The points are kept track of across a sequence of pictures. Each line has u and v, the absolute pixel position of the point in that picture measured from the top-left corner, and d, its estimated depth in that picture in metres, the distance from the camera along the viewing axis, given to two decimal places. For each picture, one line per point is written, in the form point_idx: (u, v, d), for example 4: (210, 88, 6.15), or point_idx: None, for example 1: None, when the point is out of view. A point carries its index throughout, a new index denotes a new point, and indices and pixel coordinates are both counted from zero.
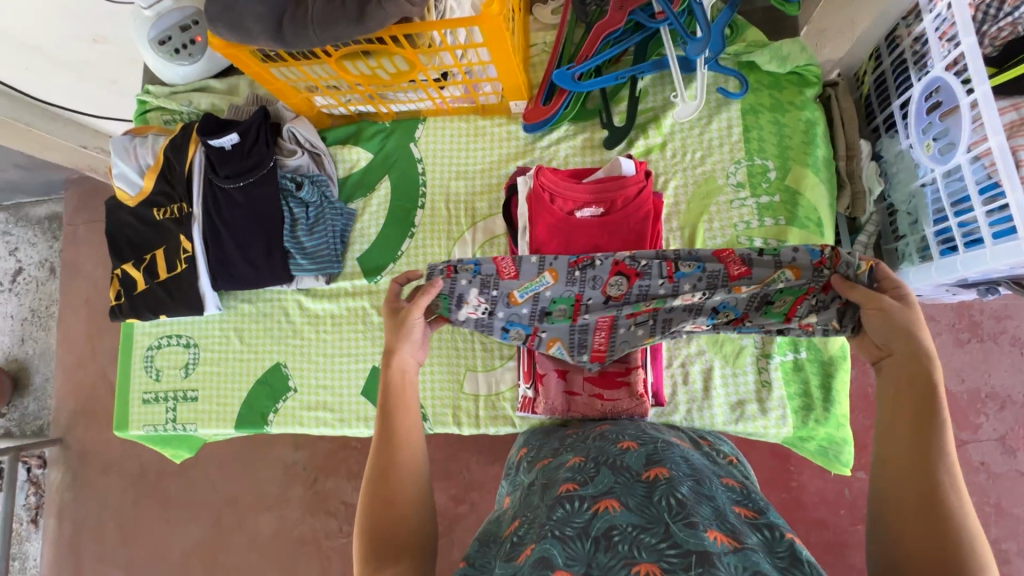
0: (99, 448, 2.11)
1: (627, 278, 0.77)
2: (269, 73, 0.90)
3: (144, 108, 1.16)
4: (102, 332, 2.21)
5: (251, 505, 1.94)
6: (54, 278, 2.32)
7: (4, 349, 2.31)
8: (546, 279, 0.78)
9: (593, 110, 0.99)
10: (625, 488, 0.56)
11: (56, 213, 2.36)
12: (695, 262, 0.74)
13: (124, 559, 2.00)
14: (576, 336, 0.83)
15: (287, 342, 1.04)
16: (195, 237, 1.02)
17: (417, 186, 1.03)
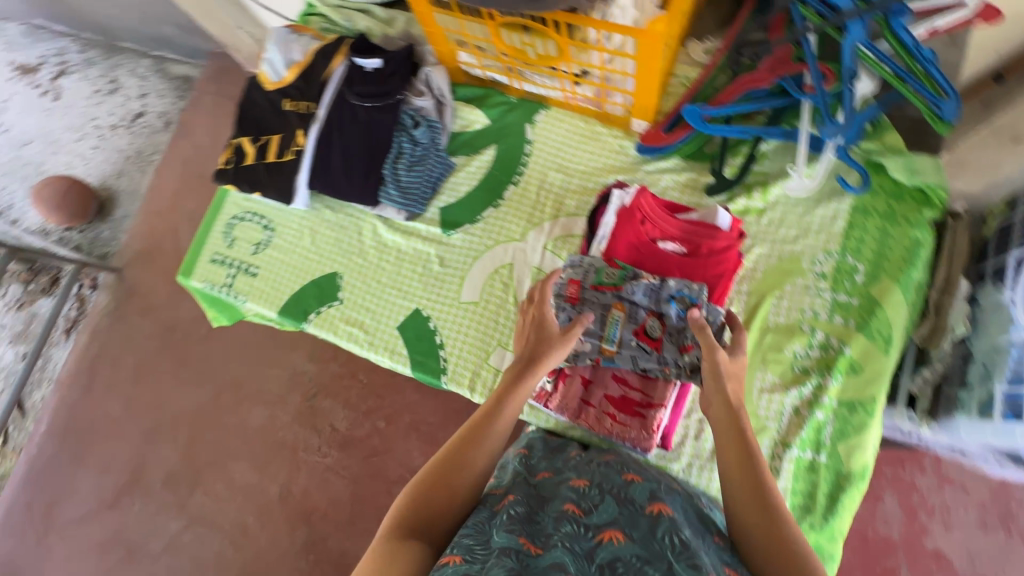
0: (147, 290, 2.29)
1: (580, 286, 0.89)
2: (432, 17, 0.96)
3: (310, 11, 1.26)
4: (188, 193, 2.40)
5: (252, 395, 2.06)
6: (167, 131, 2.53)
7: (102, 175, 2.53)
8: (620, 311, 0.86)
9: (709, 155, 1.00)
10: (626, 523, 0.64)
11: (191, 77, 2.57)
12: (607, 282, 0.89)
13: (129, 395, 2.15)
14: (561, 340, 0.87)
15: (351, 258, 1.10)
16: (311, 135, 1.11)
17: (518, 165, 1.07)
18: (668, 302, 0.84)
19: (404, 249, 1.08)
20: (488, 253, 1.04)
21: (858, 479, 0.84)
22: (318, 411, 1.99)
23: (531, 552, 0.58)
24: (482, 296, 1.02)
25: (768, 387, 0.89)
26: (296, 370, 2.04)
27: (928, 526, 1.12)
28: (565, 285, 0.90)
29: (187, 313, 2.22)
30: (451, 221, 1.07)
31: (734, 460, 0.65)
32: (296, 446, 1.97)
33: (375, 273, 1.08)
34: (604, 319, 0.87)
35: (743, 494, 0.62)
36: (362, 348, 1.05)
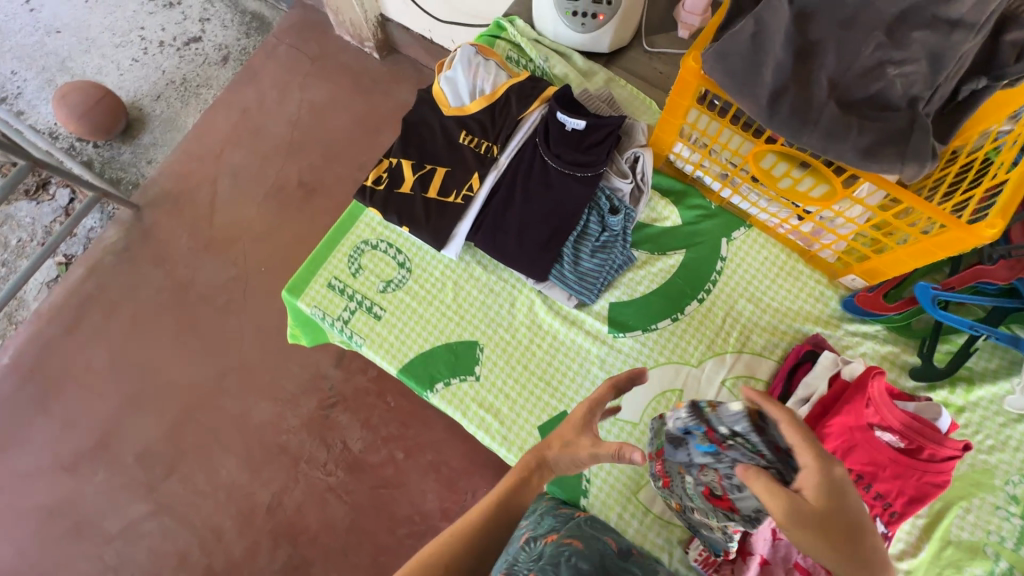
0: (165, 240, 1.80)
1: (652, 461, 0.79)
2: (685, 111, 0.85)
3: (498, 34, 1.13)
4: (238, 143, 1.92)
5: (260, 387, 1.61)
6: (224, 67, 2.06)
7: (135, 89, 2.04)
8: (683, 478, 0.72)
9: (918, 331, 0.93)
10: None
11: (262, 16, 2.14)
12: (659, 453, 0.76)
13: (118, 351, 1.68)
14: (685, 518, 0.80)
15: (497, 331, 0.97)
16: (487, 182, 0.97)
17: (705, 281, 0.98)
18: (691, 443, 0.68)
19: (561, 339, 0.96)
20: (656, 370, 0.94)
21: None
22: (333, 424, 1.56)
23: None
24: (643, 416, 0.92)
25: None
26: (318, 373, 1.61)
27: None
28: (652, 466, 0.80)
29: (208, 275, 1.75)
30: (621, 321, 0.96)
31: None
32: (300, 456, 1.54)
33: (522, 356, 0.96)
34: (684, 497, 0.75)
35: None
36: (493, 439, 0.93)
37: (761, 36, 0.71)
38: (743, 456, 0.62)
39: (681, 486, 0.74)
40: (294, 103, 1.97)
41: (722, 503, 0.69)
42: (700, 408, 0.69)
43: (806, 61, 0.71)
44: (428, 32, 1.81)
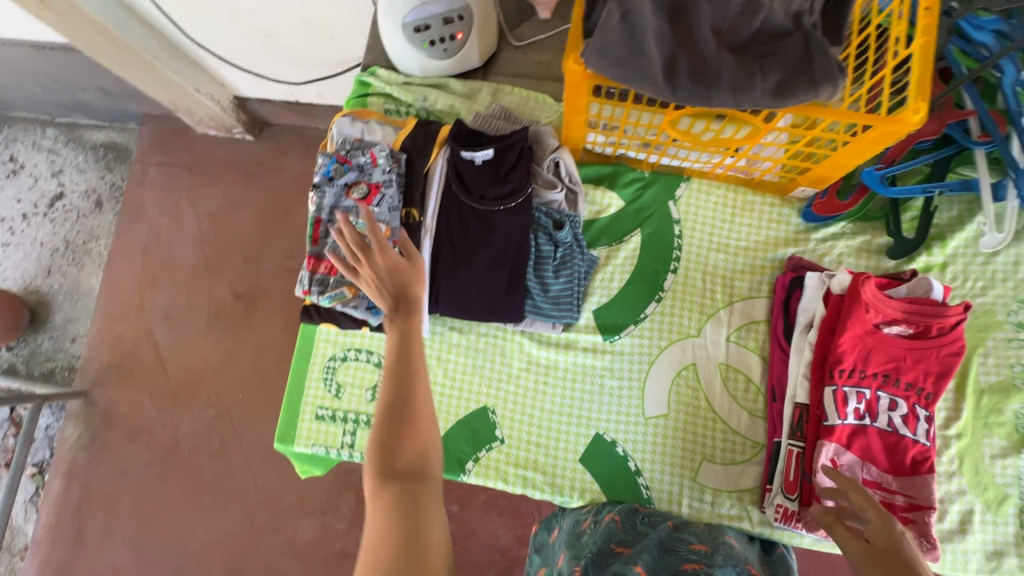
0: (129, 411, 1.67)
1: (369, 191, 0.92)
2: (586, 107, 0.81)
3: (366, 92, 1.05)
4: (157, 282, 1.78)
5: (295, 506, 1.55)
6: (102, 212, 1.88)
7: (22, 276, 1.84)
8: (352, 219, 0.92)
9: (877, 213, 0.94)
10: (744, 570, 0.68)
11: (116, 144, 1.94)
12: (356, 233, 0.92)
13: (137, 540, 1.57)
14: (385, 202, 0.92)
15: (500, 387, 0.94)
16: (424, 251, 0.92)
17: (670, 249, 0.96)
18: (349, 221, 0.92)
19: (563, 367, 0.94)
20: (664, 354, 0.93)
21: None
22: None
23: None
24: (671, 406, 0.91)
25: (998, 452, 0.86)
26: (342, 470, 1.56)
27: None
28: (364, 190, 0.92)
29: (190, 424, 1.65)
30: (611, 324, 0.94)
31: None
32: None
33: (534, 401, 0.93)
34: None
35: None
36: (543, 492, 0.90)
37: (628, 14, 0.66)
38: (362, 162, 0.93)
39: (359, 215, 0.92)
40: (192, 221, 1.83)
41: (370, 192, 0.92)
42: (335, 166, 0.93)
43: (683, 18, 0.68)
44: (292, 97, 1.69)
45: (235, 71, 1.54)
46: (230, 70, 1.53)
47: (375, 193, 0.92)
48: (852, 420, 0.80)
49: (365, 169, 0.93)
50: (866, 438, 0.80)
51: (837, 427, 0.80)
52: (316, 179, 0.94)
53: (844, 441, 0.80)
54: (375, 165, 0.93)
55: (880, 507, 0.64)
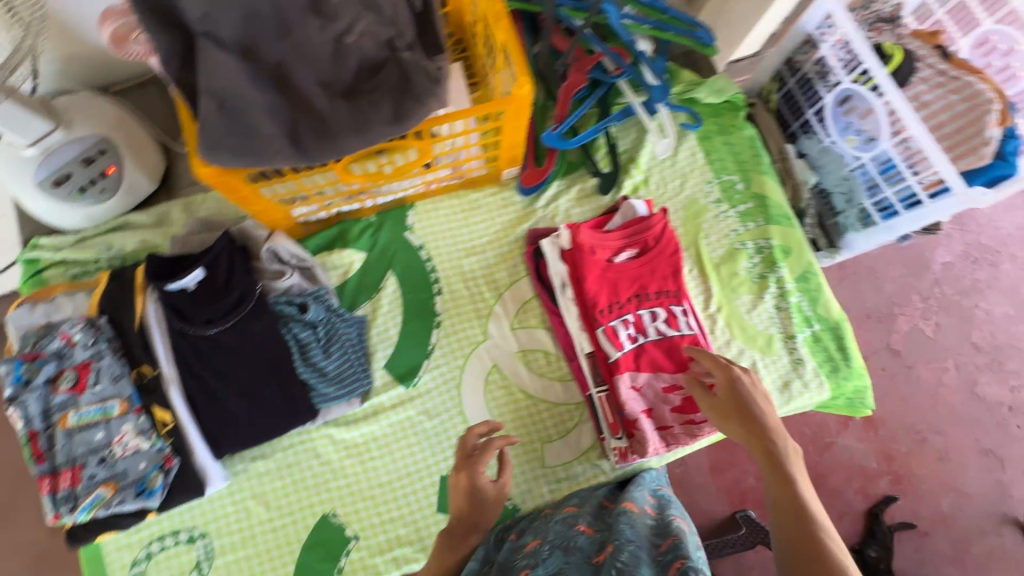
0: None
1: (79, 374, 0.80)
2: (258, 193, 0.78)
3: (37, 267, 0.91)
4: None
5: None
6: None
7: None
8: (73, 411, 0.79)
9: (577, 162, 1.04)
10: (573, 541, 0.71)
11: None
12: (88, 422, 0.79)
13: None
14: (105, 374, 0.81)
15: (331, 486, 0.89)
16: (176, 402, 0.82)
17: (427, 274, 0.97)
18: (67, 415, 0.79)
19: (382, 433, 0.91)
20: (467, 371, 0.94)
21: (843, 321, 1.01)
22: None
23: None
24: (495, 412, 0.93)
25: (751, 306, 1.01)
26: None
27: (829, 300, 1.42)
28: (73, 373, 0.80)
29: None
30: (407, 370, 0.93)
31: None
32: None
33: (370, 480, 0.89)
34: (73, 433, 0.79)
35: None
36: (419, 562, 0.87)
37: (225, 104, 0.65)
38: (56, 348, 0.80)
39: (79, 403, 0.79)
40: None
41: (81, 373, 0.80)
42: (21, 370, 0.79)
43: (288, 83, 0.69)
44: None
45: None
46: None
47: (87, 371, 0.80)
48: (629, 346, 0.88)
49: (64, 354, 0.81)
50: (649, 355, 0.88)
51: (621, 359, 0.87)
52: (7, 393, 0.79)
53: (633, 367, 0.88)
54: (72, 344, 0.81)
55: (722, 362, 0.78)
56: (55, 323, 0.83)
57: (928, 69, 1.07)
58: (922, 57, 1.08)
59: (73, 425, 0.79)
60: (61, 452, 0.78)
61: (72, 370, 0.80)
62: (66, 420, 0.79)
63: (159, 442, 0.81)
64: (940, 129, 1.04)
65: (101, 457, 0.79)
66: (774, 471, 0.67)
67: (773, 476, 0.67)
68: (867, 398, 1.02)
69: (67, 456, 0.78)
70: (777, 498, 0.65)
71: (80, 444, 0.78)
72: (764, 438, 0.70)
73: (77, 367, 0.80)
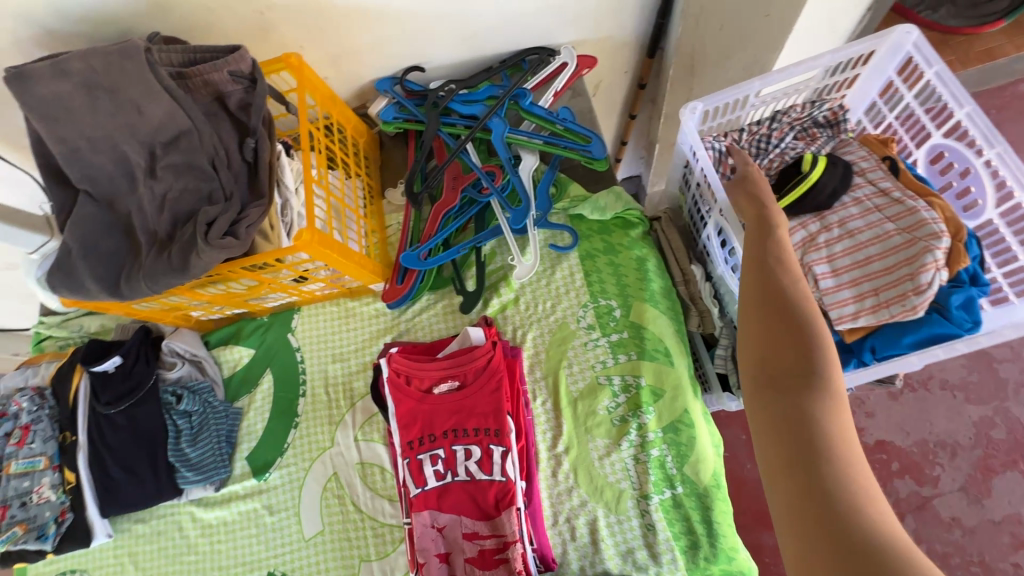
0: None
1: (24, 432, 1.04)
2: (132, 307, 0.95)
3: (39, 338, 1.20)
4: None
5: None
6: None
7: None
8: (10, 462, 1.03)
9: (448, 277, 1.05)
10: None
11: None
12: (20, 472, 1.02)
13: None
14: (42, 433, 1.04)
15: (182, 561, 1.01)
16: (80, 466, 1.02)
17: (297, 375, 1.07)
18: (9, 464, 1.03)
19: (231, 519, 1.01)
20: (310, 475, 1.00)
21: (716, 489, 0.85)
22: None
23: None
24: (325, 521, 0.97)
25: (604, 452, 0.90)
26: None
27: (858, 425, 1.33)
28: (20, 432, 1.05)
29: None
30: (261, 464, 1.03)
31: (759, 329, 0.58)
32: None
33: (213, 562, 0.99)
34: (9, 479, 1.02)
35: (749, 351, 0.58)
36: None
37: (72, 250, 0.83)
38: (14, 410, 1.06)
39: (17, 455, 1.03)
40: None
41: (23, 432, 1.04)
42: None
43: (130, 232, 0.85)
44: None
45: None
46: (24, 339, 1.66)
47: (27, 432, 1.04)
48: (432, 484, 0.86)
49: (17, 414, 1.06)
50: (452, 496, 0.85)
51: (420, 496, 0.86)
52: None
53: (435, 505, 0.86)
54: (21, 408, 1.06)
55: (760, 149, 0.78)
56: (24, 386, 1.10)
57: (868, 189, 0.86)
58: (863, 171, 0.87)
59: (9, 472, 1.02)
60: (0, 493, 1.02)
61: (20, 430, 1.04)
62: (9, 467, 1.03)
63: (63, 496, 1.02)
64: (866, 265, 0.82)
65: (21, 502, 1.00)
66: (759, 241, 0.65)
67: (755, 237, 0.66)
68: None
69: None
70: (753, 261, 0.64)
71: (11, 489, 1.01)
72: (760, 209, 0.68)
73: (24, 423, 1.04)
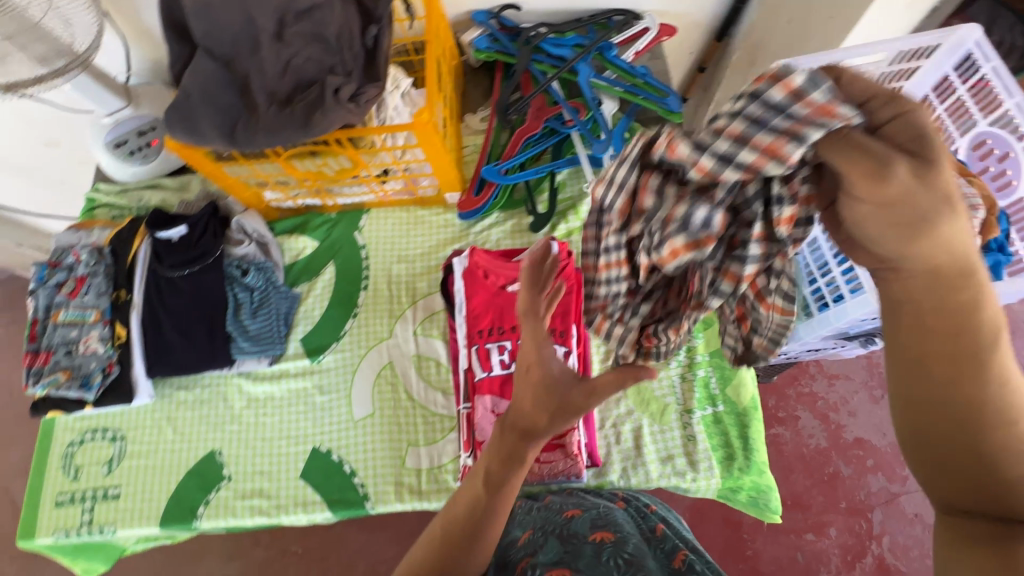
0: None
1: (77, 283, 1.04)
2: (221, 170, 0.98)
3: (92, 205, 1.20)
4: (10, 439, 1.69)
5: None
6: None
7: None
8: (60, 311, 1.02)
9: (519, 200, 1.12)
10: (639, 559, 0.65)
11: None
12: (70, 321, 1.02)
13: None
14: (94, 288, 1.04)
15: (225, 429, 1.02)
16: (132, 324, 1.03)
17: (361, 270, 1.10)
18: (60, 312, 1.02)
19: (280, 394, 1.04)
20: (365, 362, 1.04)
21: (753, 410, 0.94)
22: None
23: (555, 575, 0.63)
24: (376, 405, 1.00)
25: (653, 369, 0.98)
26: None
27: (841, 420, 1.41)
28: (74, 283, 1.04)
29: None
30: (316, 347, 1.06)
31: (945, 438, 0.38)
32: None
33: (256, 433, 1.01)
34: (57, 327, 1.02)
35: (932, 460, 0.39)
36: (271, 516, 0.96)
37: (193, 97, 0.85)
38: (71, 262, 1.06)
39: (69, 305, 1.03)
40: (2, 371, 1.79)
41: (77, 284, 1.04)
42: (43, 274, 1.05)
43: (247, 90, 0.88)
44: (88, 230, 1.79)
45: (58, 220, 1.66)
46: (45, 221, 1.64)
47: (82, 284, 1.04)
48: (498, 371, 0.91)
49: (73, 266, 1.06)
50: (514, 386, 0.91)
51: (485, 380, 0.91)
52: (32, 287, 1.05)
53: (498, 392, 0.90)
54: (80, 261, 1.06)
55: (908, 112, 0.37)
56: (78, 242, 1.10)
57: None
58: None
59: (57, 320, 1.02)
60: (45, 340, 1.02)
61: (75, 281, 1.04)
62: (58, 315, 1.02)
63: (111, 351, 1.01)
64: None
65: (67, 350, 1.00)
66: (897, 217, 0.36)
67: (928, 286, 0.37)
68: (773, 501, 0.92)
69: (46, 345, 1.01)
70: (895, 251, 0.37)
71: (60, 337, 1.01)
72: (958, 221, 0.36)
73: (79, 275, 1.04)
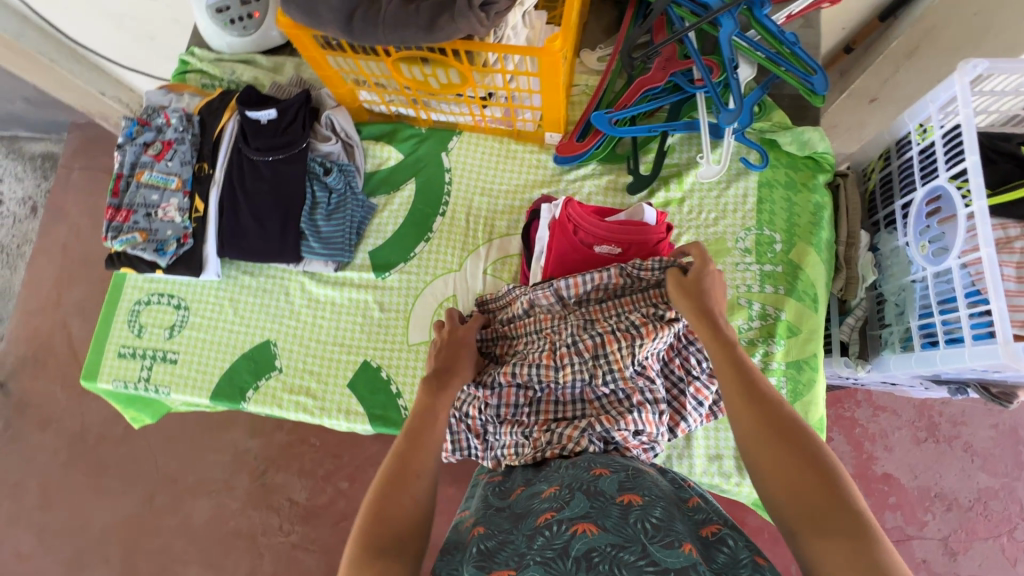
0: (40, 399, 1.66)
1: (165, 148, 1.02)
2: (325, 59, 0.92)
3: (185, 68, 1.17)
4: (75, 278, 1.78)
5: (191, 487, 1.55)
6: (35, 218, 1.88)
7: None
8: (145, 172, 1.02)
9: (622, 155, 1.04)
10: (669, 523, 0.54)
11: (54, 153, 1.94)
12: (153, 184, 1.01)
13: (38, 527, 1.56)
14: (179, 155, 1.02)
15: (282, 322, 1.03)
16: (211, 200, 1.02)
17: (441, 196, 1.06)
18: (144, 173, 1.02)
19: (339, 301, 1.03)
20: (428, 289, 1.02)
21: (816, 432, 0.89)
22: (272, 489, 1.52)
23: (588, 533, 0.53)
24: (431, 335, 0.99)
25: None
26: (238, 450, 1.56)
27: (875, 454, 1.28)
28: (160, 146, 1.03)
29: (100, 411, 1.64)
30: (384, 263, 1.04)
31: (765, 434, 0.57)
32: (253, 532, 1.49)
33: (311, 332, 1.02)
34: (140, 188, 1.02)
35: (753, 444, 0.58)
36: (314, 415, 0.98)
37: None
38: (160, 123, 1.04)
39: (154, 166, 1.02)
40: (75, 213, 1.85)
41: (164, 148, 1.02)
42: (131, 129, 1.04)
43: None
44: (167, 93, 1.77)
45: (142, 77, 1.63)
46: (132, 74, 1.61)
47: (168, 149, 1.02)
48: None
49: (162, 129, 1.04)
50: None
51: None
52: (120, 140, 1.04)
53: None
54: (169, 125, 1.04)
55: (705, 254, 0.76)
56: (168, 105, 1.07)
57: None
58: None
59: (140, 180, 1.01)
60: (126, 197, 1.02)
61: (162, 144, 1.03)
62: (141, 175, 1.02)
63: (187, 222, 1.01)
64: None
65: (147, 212, 1.00)
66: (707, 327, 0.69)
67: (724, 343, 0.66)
68: None
69: (127, 203, 1.01)
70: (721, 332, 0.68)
71: (140, 198, 1.01)
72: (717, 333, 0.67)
73: (167, 139, 1.03)
